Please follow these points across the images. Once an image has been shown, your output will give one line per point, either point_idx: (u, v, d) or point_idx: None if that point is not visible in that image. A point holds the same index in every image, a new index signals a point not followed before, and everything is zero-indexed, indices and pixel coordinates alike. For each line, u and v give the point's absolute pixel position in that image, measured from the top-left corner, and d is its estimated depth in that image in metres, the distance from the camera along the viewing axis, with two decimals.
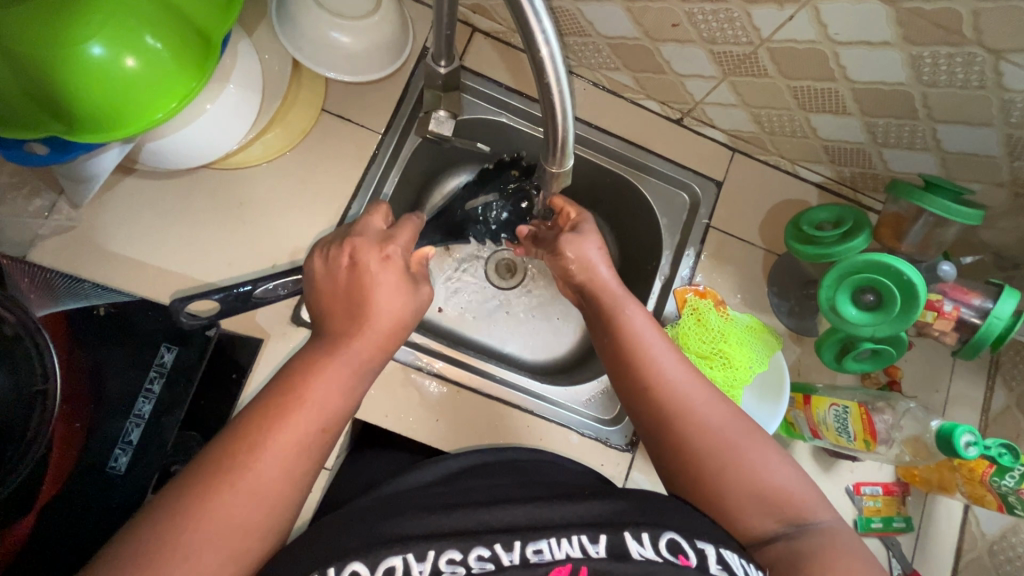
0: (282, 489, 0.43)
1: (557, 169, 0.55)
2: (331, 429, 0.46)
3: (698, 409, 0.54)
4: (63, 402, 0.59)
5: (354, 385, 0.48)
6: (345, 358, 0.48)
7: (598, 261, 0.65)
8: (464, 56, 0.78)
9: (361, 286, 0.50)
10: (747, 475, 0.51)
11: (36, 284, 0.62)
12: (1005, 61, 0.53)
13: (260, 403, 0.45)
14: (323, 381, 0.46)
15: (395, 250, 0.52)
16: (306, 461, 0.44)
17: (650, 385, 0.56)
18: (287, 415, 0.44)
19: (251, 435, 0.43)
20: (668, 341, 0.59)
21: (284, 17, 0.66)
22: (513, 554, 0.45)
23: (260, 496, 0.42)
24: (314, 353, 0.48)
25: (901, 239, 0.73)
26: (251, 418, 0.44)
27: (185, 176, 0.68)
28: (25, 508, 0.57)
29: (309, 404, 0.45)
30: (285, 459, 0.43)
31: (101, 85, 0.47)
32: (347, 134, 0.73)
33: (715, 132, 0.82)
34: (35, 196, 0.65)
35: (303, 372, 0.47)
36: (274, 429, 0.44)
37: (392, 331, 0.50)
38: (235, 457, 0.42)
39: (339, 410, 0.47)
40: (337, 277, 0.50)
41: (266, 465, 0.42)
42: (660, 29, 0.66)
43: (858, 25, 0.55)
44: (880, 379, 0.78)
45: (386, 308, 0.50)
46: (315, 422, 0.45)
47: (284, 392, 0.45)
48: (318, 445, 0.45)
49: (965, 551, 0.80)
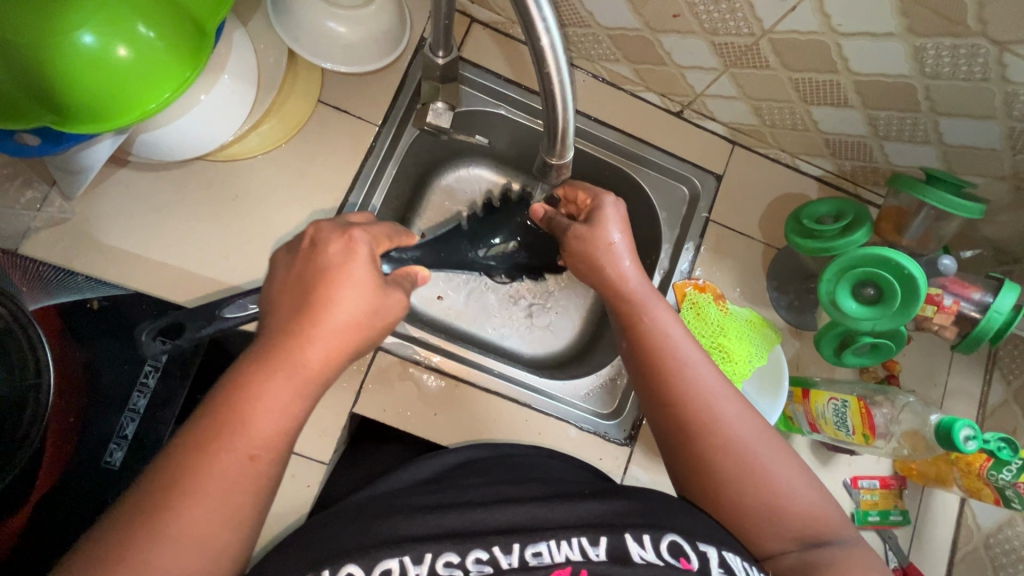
0: (214, 532, 0.40)
1: (557, 161, 0.55)
2: (262, 456, 0.42)
3: (725, 430, 0.53)
4: (57, 397, 0.59)
5: (293, 403, 0.43)
6: (281, 373, 0.43)
7: (621, 252, 0.63)
8: (463, 46, 0.77)
9: (321, 282, 0.46)
10: (766, 507, 0.51)
11: (28, 278, 0.61)
12: (1009, 53, 0.53)
13: (186, 437, 0.41)
14: (262, 407, 0.42)
15: (360, 235, 0.49)
16: (241, 497, 0.41)
17: (671, 395, 0.55)
18: (211, 453, 0.40)
19: (180, 471, 0.40)
20: (698, 350, 0.58)
21: (279, 8, 0.65)
22: (512, 556, 0.45)
23: (192, 544, 0.39)
24: (249, 361, 0.44)
25: (902, 232, 0.73)
26: (180, 453, 0.40)
27: (181, 168, 0.68)
28: (19, 503, 0.57)
29: (234, 434, 0.41)
30: (212, 498, 0.40)
31: (90, 75, 0.46)
32: (345, 126, 0.73)
33: (715, 124, 0.81)
34: (27, 188, 0.64)
35: (230, 399, 0.42)
36: (205, 468, 0.40)
37: (347, 333, 0.46)
38: (160, 499, 0.39)
39: (271, 437, 0.42)
40: (296, 263, 0.48)
41: (189, 512, 0.39)
42: (661, 20, 0.65)
43: (863, 17, 0.55)
44: (878, 372, 0.79)
45: (347, 309, 0.46)
46: (239, 454, 0.41)
47: (207, 420, 0.41)
48: (249, 476, 0.41)
49: (961, 544, 0.80)
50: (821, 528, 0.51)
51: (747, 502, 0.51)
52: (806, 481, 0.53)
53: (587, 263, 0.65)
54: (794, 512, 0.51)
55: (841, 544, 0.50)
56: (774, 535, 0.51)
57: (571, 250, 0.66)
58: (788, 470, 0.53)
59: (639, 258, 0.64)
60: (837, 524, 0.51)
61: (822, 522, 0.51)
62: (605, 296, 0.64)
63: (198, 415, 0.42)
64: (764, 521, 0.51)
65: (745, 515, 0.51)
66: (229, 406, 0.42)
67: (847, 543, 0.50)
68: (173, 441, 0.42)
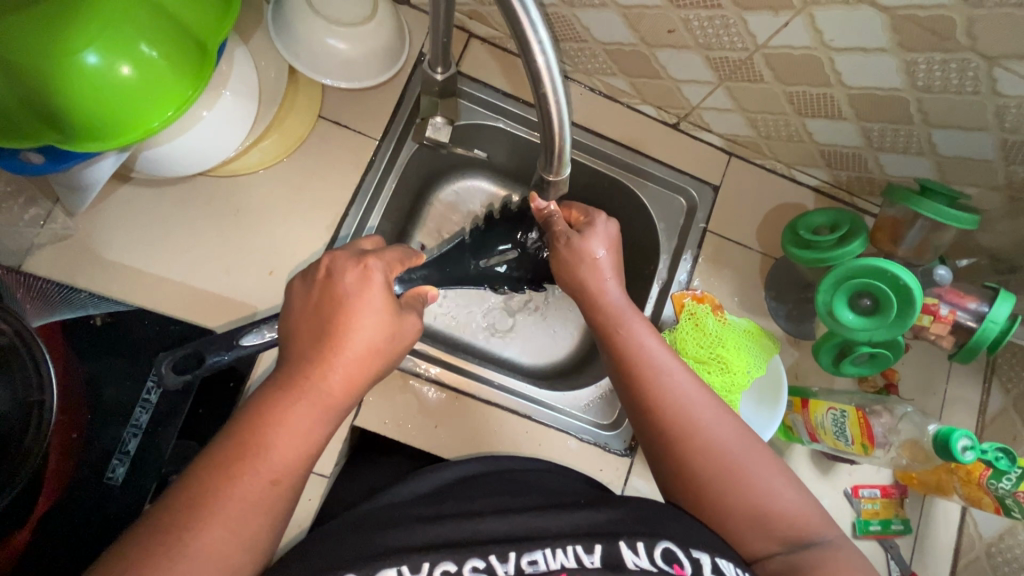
0: (231, 551, 0.40)
1: (554, 177, 0.56)
2: (285, 480, 0.43)
3: (707, 438, 0.53)
4: (60, 413, 0.59)
5: (314, 429, 0.44)
6: (305, 400, 0.44)
7: (603, 265, 0.64)
8: (461, 61, 0.78)
9: (337, 311, 0.47)
10: (762, 515, 0.51)
11: (32, 294, 0.61)
12: (999, 67, 0.53)
13: (205, 459, 0.42)
14: (285, 432, 0.43)
15: (376, 265, 0.49)
16: (261, 517, 0.41)
17: (652, 400, 0.56)
18: (232, 475, 0.41)
19: (199, 489, 0.40)
20: (675, 360, 0.58)
21: (280, 26, 0.66)
22: (508, 564, 0.45)
23: (212, 564, 0.39)
24: (272, 388, 0.44)
25: (898, 243, 0.73)
26: (203, 472, 0.41)
27: (183, 184, 0.68)
28: (22, 520, 0.57)
29: (256, 459, 0.41)
30: (231, 520, 0.40)
31: (92, 92, 0.47)
32: (345, 141, 0.73)
33: (711, 136, 0.82)
34: (30, 205, 0.64)
35: (253, 424, 0.43)
36: (218, 486, 0.40)
37: (366, 359, 0.47)
38: (173, 519, 0.39)
39: (293, 461, 0.43)
40: (312, 294, 0.48)
41: (209, 533, 0.39)
42: (657, 35, 0.66)
43: (854, 33, 0.55)
44: (877, 382, 0.79)
45: (366, 336, 0.47)
46: (261, 477, 0.41)
47: (229, 443, 0.42)
48: (269, 500, 0.42)
49: (963, 553, 0.80)
50: (802, 528, 0.51)
51: (731, 505, 0.51)
52: (788, 480, 0.53)
53: (569, 275, 0.65)
54: (780, 511, 0.51)
55: (825, 544, 0.50)
56: (758, 538, 0.51)
57: (557, 256, 0.66)
58: (769, 473, 0.53)
59: (620, 274, 0.65)
60: (827, 528, 0.51)
61: (806, 520, 0.51)
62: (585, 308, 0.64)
63: (220, 440, 0.43)
64: (751, 523, 0.51)
65: (730, 518, 0.51)
66: (252, 430, 0.42)
67: (831, 542, 0.50)
68: (191, 467, 0.42)
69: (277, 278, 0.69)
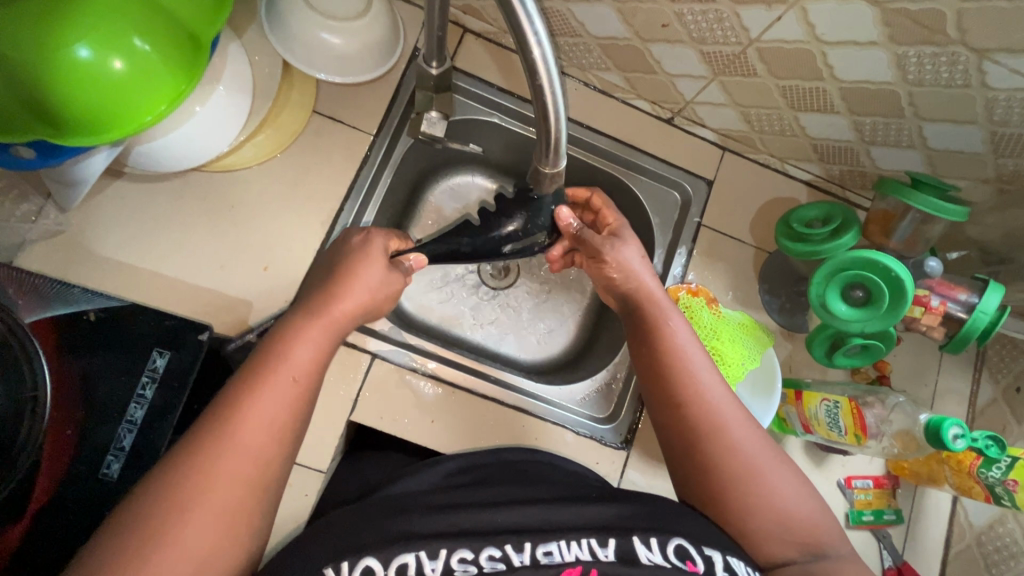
0: (264, 444, 0.46)
1: (551, 170, 0.56)
2: (304, 382, 0.49)
3: (734, 435, 0.55)
4: (53, 409, 0.56)
5: (322, 343, 0.52)
6: (318, 321, 0.53)
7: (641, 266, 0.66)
8: (455, 57, 0.78)
9: (353, 256, 0.59)
10: (769, 505, 0.52)
11: (23, 291, 0.59)
12: (989, 61, 0.54)
13: (231, 384, 0.48)
14: (301, 345, 0.51)
15: (376, 231, 0.62)
16: (292, 411, 0.48)
17: (684, 396, 0.57)
18: (260, 384, 0.47)
19: (204, 434, 0.44)
20: (709, 359, 0.60)
21: (272, 19, 0.66)
22: (524, 554, 0.46)
23: (244, 455, 0.44)
24: (293, 317, 0.53)
25: (890, 235, 0.74)
26: (231, 389, 0.47)
27: (177, 179, 0.68)
28: (16, 516, 0.54)
29: (278, 364, 0.49)
30: (261, 421, 0.46)
31: (83, 86, 0.46)
32: (339, 136, 0.73)
33: (706, 131, 0.82)
34: (22, 201, 0.64)
35: (275, 338, 0.51)
36: (242, 396, 0.46)
37: (369, 301, 0.58)
38: (204, 434, 0.44)
39: (309, 364, 0.50)
40: (332, 252, 0.62)
41: (243, 435, 0.45)
42: (650, 29, 0.66)
43: (846, 27, 0.56)
44: (870, 373, 0.80)
45: (369, 281, 0.58)
46: (283, 376, 0.48)
47: (255, 362, 0.49)
48: (294, 398, 0.48)
49: (954, 542, 0.82)
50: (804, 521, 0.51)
51: (749, 503, 0.52)
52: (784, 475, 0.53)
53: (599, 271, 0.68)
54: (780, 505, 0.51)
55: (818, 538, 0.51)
56: (775, 540, 0.51)
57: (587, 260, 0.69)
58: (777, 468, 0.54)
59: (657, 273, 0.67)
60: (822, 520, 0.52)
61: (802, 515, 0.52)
62: (623, 302, 0.67)
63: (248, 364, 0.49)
64: (763, 518, 0.52)
65: (749, 516, 0.52)
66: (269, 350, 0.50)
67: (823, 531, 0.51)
68: (199, 421, 0.46)
69: (272, 274, 0.69)
